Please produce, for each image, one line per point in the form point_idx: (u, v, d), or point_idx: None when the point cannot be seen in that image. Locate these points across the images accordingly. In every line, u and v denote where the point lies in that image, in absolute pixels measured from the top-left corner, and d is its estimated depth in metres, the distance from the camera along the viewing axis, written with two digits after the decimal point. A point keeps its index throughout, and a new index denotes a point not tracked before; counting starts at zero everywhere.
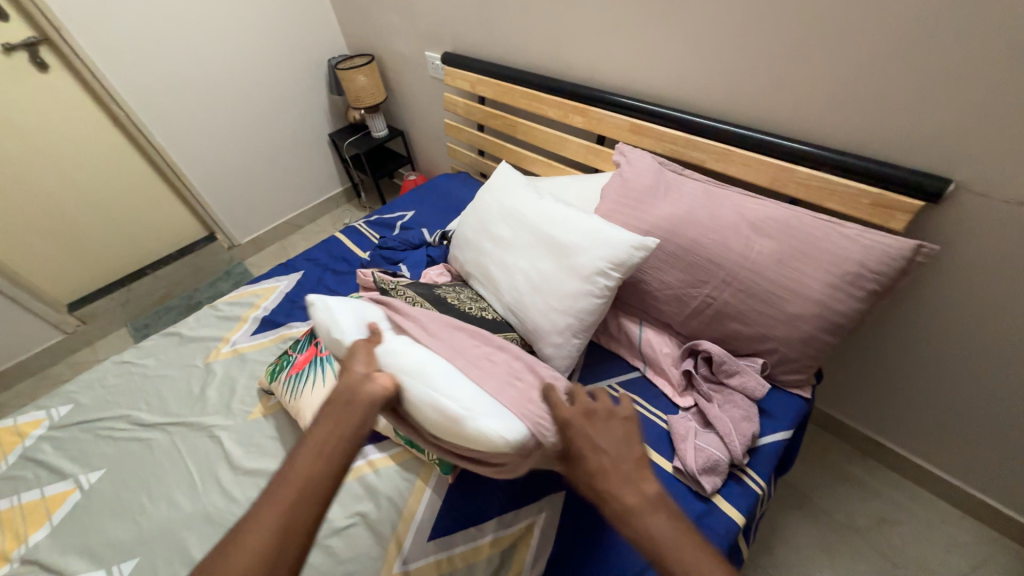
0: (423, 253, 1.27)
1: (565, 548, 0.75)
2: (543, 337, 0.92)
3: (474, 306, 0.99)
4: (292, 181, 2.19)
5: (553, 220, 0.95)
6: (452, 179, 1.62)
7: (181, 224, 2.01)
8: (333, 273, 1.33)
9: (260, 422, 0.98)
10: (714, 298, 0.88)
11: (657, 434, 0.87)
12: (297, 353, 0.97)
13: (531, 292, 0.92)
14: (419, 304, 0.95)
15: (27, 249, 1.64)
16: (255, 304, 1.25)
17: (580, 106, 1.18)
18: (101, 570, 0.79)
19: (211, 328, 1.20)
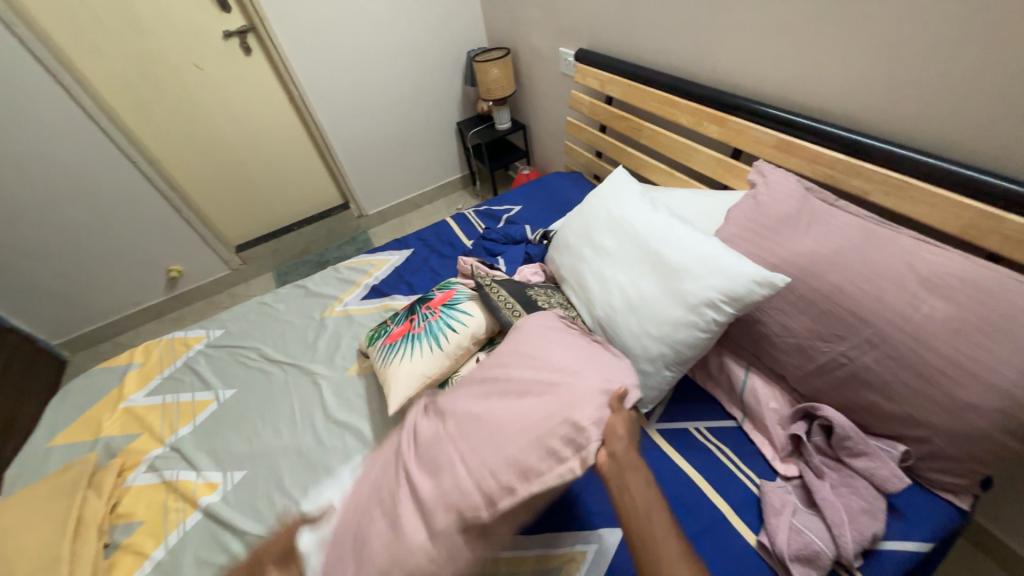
0: (522, 249, 1.26)
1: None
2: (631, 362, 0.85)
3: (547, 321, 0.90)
4: (418, 162, 2.37)
5: (664, 237, 0.88)
6: (564, 179, 1.60)
7: (325, 190, 2.31)
8: (437, 255, 1.40)
9: (353, 380, 1.08)
10: (850, 359, 0.73)
11: (744, 498, 0.77)
12: (393, 325, 1.05)
13: (626, 310, 0.86)
14: (510, 304, 0.95)
15: (215, 197, 2.04)
16: (368, 273, 1.39)
17: (717, 114, 1.06)
18: (220, 472, 0.96)
19: (331, 287, 1.36)
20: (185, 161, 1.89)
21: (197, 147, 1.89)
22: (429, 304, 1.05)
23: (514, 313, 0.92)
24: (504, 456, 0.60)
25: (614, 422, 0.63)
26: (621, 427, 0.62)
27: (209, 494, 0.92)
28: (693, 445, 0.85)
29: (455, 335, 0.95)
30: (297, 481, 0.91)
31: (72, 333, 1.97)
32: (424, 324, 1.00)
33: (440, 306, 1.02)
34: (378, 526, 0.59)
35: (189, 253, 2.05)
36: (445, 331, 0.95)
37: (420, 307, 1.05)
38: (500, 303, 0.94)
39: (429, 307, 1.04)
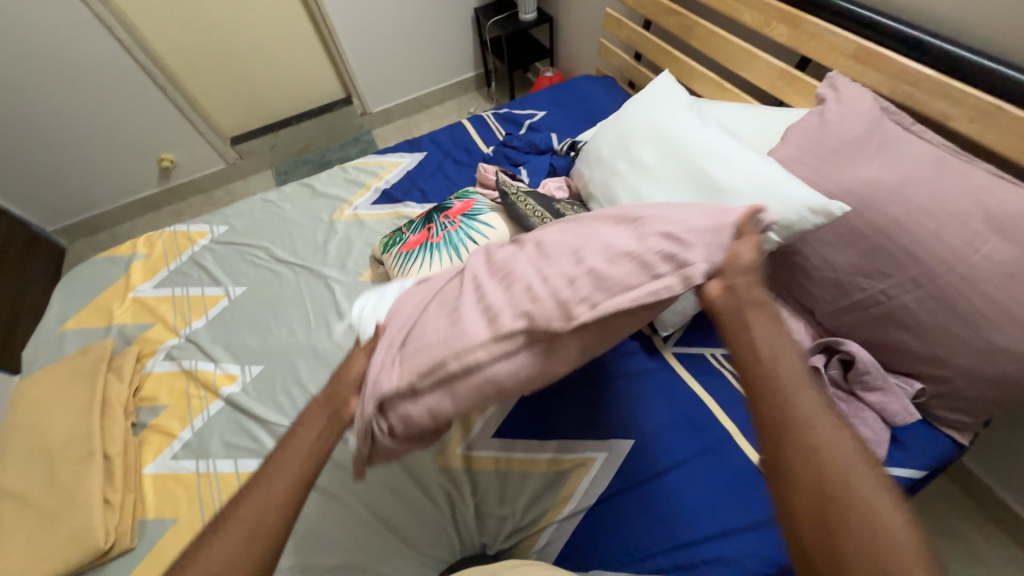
0: (547, 160, 1.17)
1: (618, 489, 0.75)
2: None
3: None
4: (429, 55, 2.12)
5: (713, 154, 0.80)
6: (595, 84, 1.44)
7: (326, 80, 2.09)
8: (453, 161, 1.31)
9: (368, 285, 1.06)
10: (888, 297, 0.70)
11: (751, 421, 0.79)
12: (410, 233, 1.00)
13: None
14: (540, 212, 0.90)
15: (204, 78, 1.84)
16: (378, 175, 1.30)
17: (790, 12, 0.91)
18: (237, 365, 0.97)
19: (339, 188, 1.28)
20: (167, 31, 1.67)
21: (179, 16, 1.65)
22: (448, 212, 0.99)
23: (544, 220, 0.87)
24: (589, 270, 0.53)
25: (736, 249, 0.54)
26: (747, 254, 0.53)
27: (229, 384, 0.95)
28: (706, 370, 0.85)
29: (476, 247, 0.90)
30: (317, 379, 0.93)
31: (66, 220, 1.91)
32: (443, 233, 0.95)
33: (460, 215, 0.96)
34: (434, 315, 0.56)
35: (181, 142, 1.90)
36: (466, 241, 0.91)
37: (438, 215, 0.99)
38: (530, 211, 0.89)
39: (448, 216, 0.98)
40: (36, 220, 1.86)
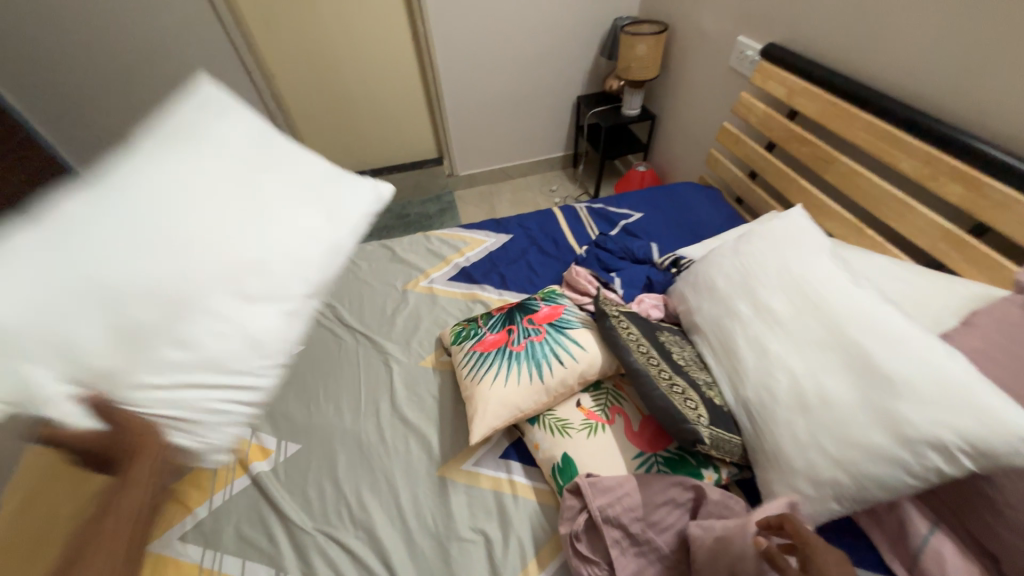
0: (643, 272, 1.07)
1: None
2: (780, 475, 0.66)
3: (681, 388, 0.71)
4: (523, 131, 2.17)
5: (869, 325, 0.65)
6: (700, 194, 1.36)
7: (423, 139, 2.19)
8: (538, 250, 1.24)
9: (427, 373, 0.97)
10: None
11: None
12: (487, 330, 0.92)
13: (793, 408, 0.66)
14: (640, 345, 0.78)
15: (315, 121, 1.98)
16: (460, 251, 1.26)
17: (966, 171, 0.79)
18: (276, 438, 0.88)
19: (419, 257, 1.25)
20: (296, 79, 1.83)
21: (310, 67, 1.81)
22: (533, 318, 0.90)
23: (645, 358, 0.75)
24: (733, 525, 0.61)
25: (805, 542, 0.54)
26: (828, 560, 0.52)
27: (261, 460, 0.85)
28: None
29: (561, 369, 0.80)
30: (352, 478, 0.82)
31: None
32: (524, 343, 0.85)
33: (545, 323, 0.88)
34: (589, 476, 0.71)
35: None
36: (550, 359, 0.81)
37: (521, 319, 0.91)
38: (631, 343, 0.77)
39: (531, 321, 0.90)
40: None
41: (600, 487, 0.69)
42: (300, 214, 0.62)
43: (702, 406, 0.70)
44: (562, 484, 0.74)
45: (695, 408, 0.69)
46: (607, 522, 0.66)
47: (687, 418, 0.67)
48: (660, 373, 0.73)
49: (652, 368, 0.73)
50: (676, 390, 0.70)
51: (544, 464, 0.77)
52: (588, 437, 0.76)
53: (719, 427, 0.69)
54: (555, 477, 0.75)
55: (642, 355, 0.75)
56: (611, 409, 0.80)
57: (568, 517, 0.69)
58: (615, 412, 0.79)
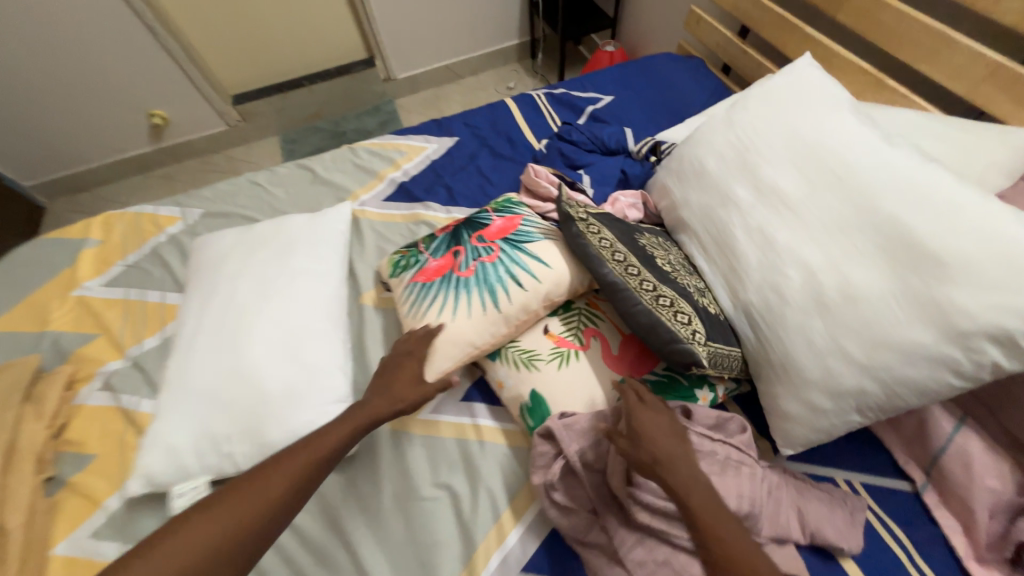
0: (617, 164, 0.88)
1: None
2: (790, 387, 0.55)
3: (670, 300, 0.57)
4: (467, 14, 1.79)
5: (911, 193, 0.50)
6: (679, 66, 1.13)
7: (347, 35, 1.79)
8: (490, 153, 1.02)
9: (368, 313, 0.81)
10: None
11: None
12: (430, 255, 0.75)
13: (810, 308, 0.53)
14: (617, 252, 0.61)
15: (202, 17, 1.56)
16: (395, 163, 1.03)
17: None
18: None
19: (346, 175, 1.02)
20: None
21: None
22: (484, 234, 0.73)
23: (625, 267, 0.59)
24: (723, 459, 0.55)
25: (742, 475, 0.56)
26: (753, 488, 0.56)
27: None
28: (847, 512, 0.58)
29: (521, 294, 0.65)
30: None
31: (43, 175, 1.68)
32: (473, 267, 0.69)
33: (498, 239, 0.71)
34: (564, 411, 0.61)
35: (176, 95, 1.63)
36: (506, 284, 0.66)
37: (470, 237, 0.74)
38: (605, 251, 0.60)
39: (482, 238, 0.73)
40: (10, 173, 1.63)
41: (578, 429, 0.60)
42: (311, 270, 0.77)
43: (698, 319, 0.57)
44: (533, 425, 0.64)
45: (688, 324, 0.55)
46: (587, 465, 0.58)
47: (679, 337, 0.53)
48: (643, 284, 0.57)
49: (633, 279, 0.57)
50: (665, 304, 0.56)
51: (512, 404, 0.67)
52: (559, 369, 0.64)
53: (716, 342, 0.57)
54: (525, 417, 0.65)
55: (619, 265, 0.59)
56: (585, 333, 0.68)
57: (543, 463, 0.60)
58: (590, 335, 0.67)
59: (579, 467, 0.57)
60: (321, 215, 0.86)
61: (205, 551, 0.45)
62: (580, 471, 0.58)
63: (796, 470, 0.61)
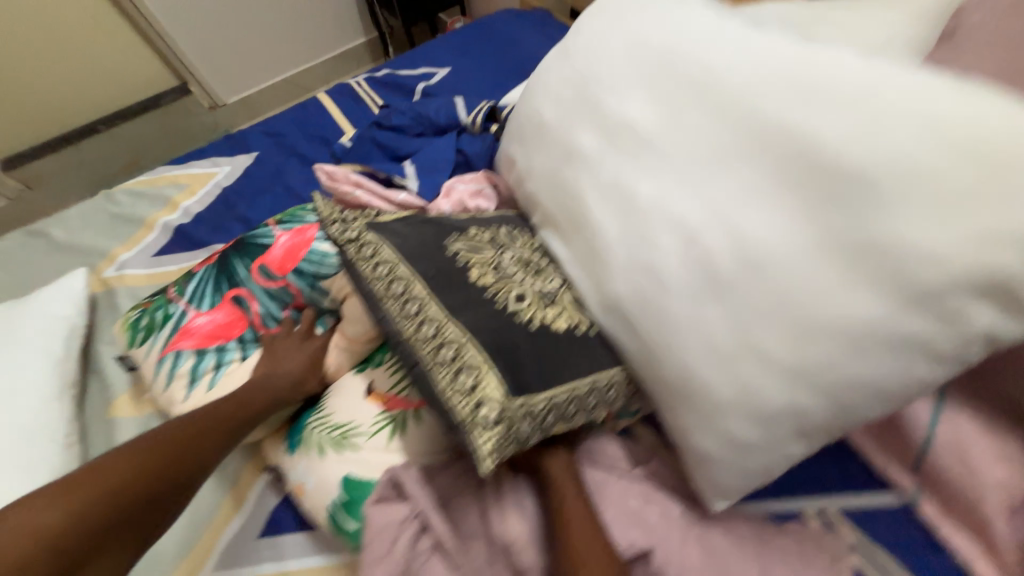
0: (450, 143, 0.66)
1: None
2: (699, 416, 0.35)
3: (462, 349, 0.38)
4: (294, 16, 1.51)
5: (816, 80, 0.32)
6: (521, 22, 0.94)
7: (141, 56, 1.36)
8: (301, 163, 0.78)
9: (124, 428, 0.54)
10: None
11: None
12: (196, 307, 0.52)
13: (704, 292, 0.33)
14: (401, 286, 0.41)
15: None
16: (173, 201, 0.75)
17: None
18: None
19: (97, 232, 0.73)
20: None
21: None
22: (266, 265, 0.52)
23: (405, 311, 0.40)
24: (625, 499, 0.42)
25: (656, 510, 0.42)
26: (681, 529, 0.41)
27: None
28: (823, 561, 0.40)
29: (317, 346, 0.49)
30: None
31: None
32: (287, 318, 0.52)
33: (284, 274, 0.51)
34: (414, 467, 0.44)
35: None
36: None
37: (248, 270, 0.52)
38: (382, 291, 0.42)
39: (262, 271, 0.52)
40: None
41: (429, 484, 0.44)
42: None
43: (511, 367, 0.37)
44: (356, 527, 0.44)
45: (489, 384, 0.36)
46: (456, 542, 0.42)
47: (457, 419, 0.36)
48: (424, 336, 0.39)
49: (410, 332, 0.40)
50: (452, 363, 0.37)
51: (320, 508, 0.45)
52: (386, 444, 0.44)
53: (554, 389, 0.38)
54: (341, 524, 0.44)
55: (398, 305, 0.41)
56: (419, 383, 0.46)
57: (382, 552, 0.42)
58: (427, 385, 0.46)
59: (450, 547, 0.42)
60: (27, 304, 0.57)
61: (124, 491, 0.38)
62: (446, 550, 0.42)
63: (749, 512, 0.43)
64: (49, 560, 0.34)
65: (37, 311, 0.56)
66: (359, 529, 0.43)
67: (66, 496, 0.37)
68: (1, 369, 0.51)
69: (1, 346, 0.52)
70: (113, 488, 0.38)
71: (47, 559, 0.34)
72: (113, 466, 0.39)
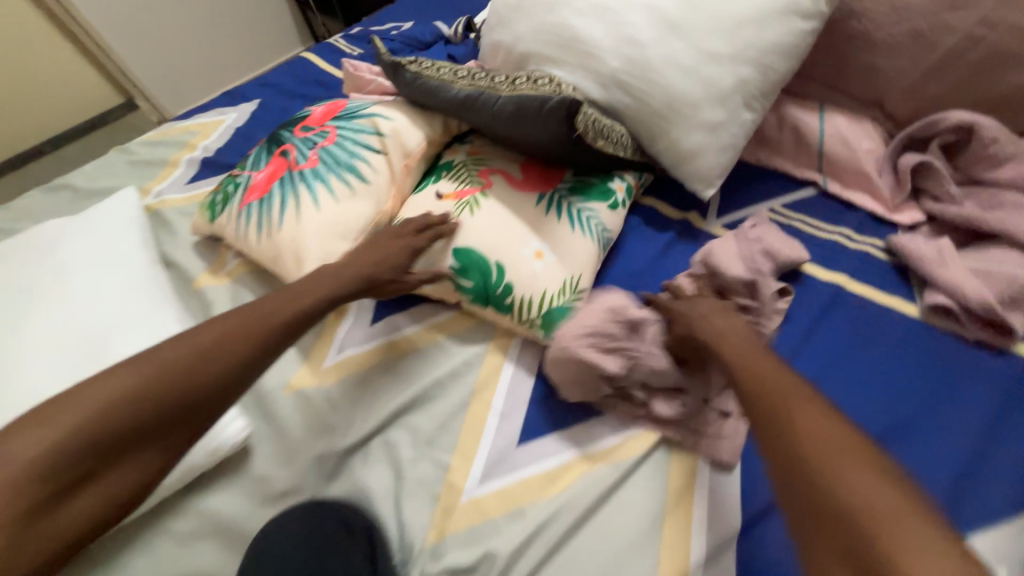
0: (440, 51, 0.81)
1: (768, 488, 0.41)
2: (681, 116, 0.52)
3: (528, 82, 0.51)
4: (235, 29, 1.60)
5: None
6: None
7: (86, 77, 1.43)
8: (303, 100, 0.88)
9: (209, 293, 0.60)
10: (992, 28, 0.50)
11: (869, 269, 0.53)
12: (254, 171, 0.60)
13: (664, 34, 0.51)
14: (465, 75, 0.55)
15: None
16: (189, 144, 0.82)
17: None
18: None
19: (119, 177, 0.78)
20: None
21: None
22: (308, 124, 0.61)
23: (474, 80, 0.53)
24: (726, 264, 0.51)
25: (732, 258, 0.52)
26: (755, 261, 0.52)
27: None
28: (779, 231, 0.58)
29: (380, 158, 0.56)
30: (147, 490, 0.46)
31: None
32: (315, 154, 0.57)
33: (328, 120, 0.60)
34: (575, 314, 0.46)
35: None
36: (359, 154, 0.56)
37: (293, 133, 0.61)
38: (450, 78, 0.55)
39: (308, 129, 0.61)
40: None
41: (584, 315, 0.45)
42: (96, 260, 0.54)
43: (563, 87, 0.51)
44: (472, 283, 0.50)
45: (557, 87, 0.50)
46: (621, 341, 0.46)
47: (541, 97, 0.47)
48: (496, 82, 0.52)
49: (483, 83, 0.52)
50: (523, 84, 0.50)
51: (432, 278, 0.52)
52: (472, 213, 0.52)
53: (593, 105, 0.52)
54: (459, 283, 0.51)
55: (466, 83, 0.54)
56: (483, 173, 0.56)
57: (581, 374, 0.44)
58: (487, 173, 0.56)
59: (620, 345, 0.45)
60: (89, 210, 0.63)
61: (124, 404, 0.32)
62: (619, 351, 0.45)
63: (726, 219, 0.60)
64: (48, 484, 0.29)
65: (104, 213, 0.62)
66: (474, 285, 0.50)
67: (68, 412, 0.31)
68: (88, 245, 0.56)
69: (82, 232, 0.58)
70: (174, 366, 0.34)
71: (46, 485, 0.28)
72: (121, 374, 0.33)
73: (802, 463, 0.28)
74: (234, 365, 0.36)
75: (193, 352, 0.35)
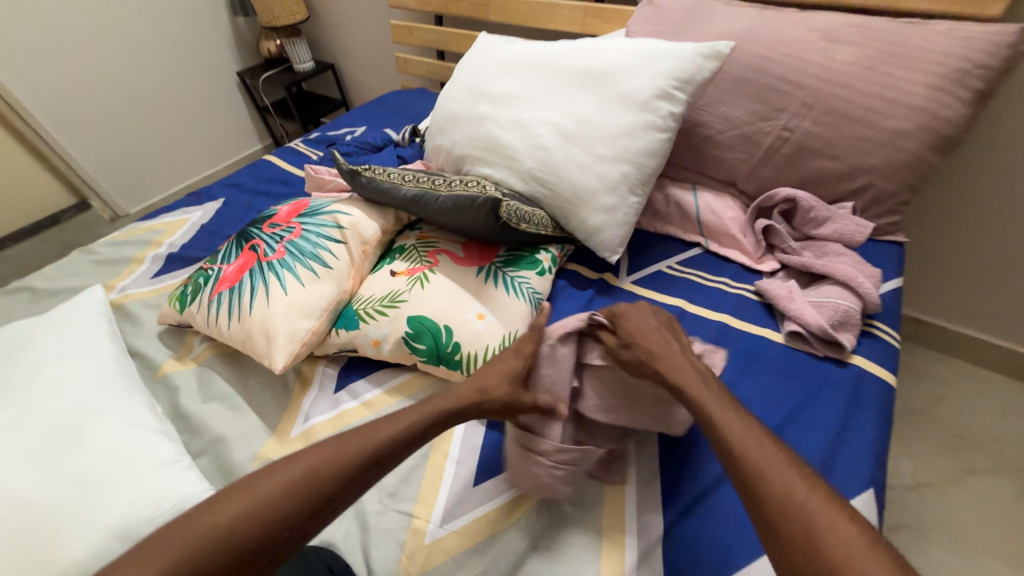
0: (391, 153, 0.95)
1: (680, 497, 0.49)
2: (585, 202, 0.66)
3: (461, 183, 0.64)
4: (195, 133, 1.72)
5: (579, 50, 0.72)
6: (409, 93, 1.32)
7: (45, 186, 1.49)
8: (266, 197, 0.98)
9: (175, 379, 0.64)
10: (793, 130, 0.69)
11: (746, 309, 0.67)
12: (224, 264, 0.67)
13: (565, 144, 0.67)
14: (411, 177, 0.67)
15: None
16: (154, 242, 0.88)
17: None
18: None
19: (83, 276, 0.82)
20: None
21: None
22: (275, 221, 0.71)
23: (419, 181, 0.66)
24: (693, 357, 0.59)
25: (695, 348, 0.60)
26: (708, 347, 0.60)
27: None
28: (674, 283, 0.71)
29: (341, 247, 0.65)
30: None
31: None
32: (282, 247, 0.66)
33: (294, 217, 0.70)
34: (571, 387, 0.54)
35: None
36: (323, 245, 0.65)
37: (261, 229, 0.70)
38: (398, 180, 0.66)
39: (275, 225, 0.70)
40: None
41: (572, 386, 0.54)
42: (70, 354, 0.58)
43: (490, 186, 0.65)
44: (425, 347, 0.58)
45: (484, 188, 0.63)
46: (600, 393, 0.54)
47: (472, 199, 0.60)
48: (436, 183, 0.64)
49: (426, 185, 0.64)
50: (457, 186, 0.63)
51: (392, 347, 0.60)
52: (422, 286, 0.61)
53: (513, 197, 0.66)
54: (413, 347, 0.59)
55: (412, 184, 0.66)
56: (431, 253, 0.67)
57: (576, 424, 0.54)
58: (435, 254, 0.67)
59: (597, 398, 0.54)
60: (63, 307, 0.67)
61: (198, 547, 0.35)
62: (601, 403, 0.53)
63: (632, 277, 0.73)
64: None
65: (76, 309, 0.66)
66: (427, 348, 0.58)
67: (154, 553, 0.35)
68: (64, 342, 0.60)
69: (56, 329, 0.62)
70: (228, 527, 0.37)
71: None
72: (196, 517, 0.37)
73: (817, 549, 0.35)
74: (279, 521, 0.38)
75: (242, 506, 0.38)
